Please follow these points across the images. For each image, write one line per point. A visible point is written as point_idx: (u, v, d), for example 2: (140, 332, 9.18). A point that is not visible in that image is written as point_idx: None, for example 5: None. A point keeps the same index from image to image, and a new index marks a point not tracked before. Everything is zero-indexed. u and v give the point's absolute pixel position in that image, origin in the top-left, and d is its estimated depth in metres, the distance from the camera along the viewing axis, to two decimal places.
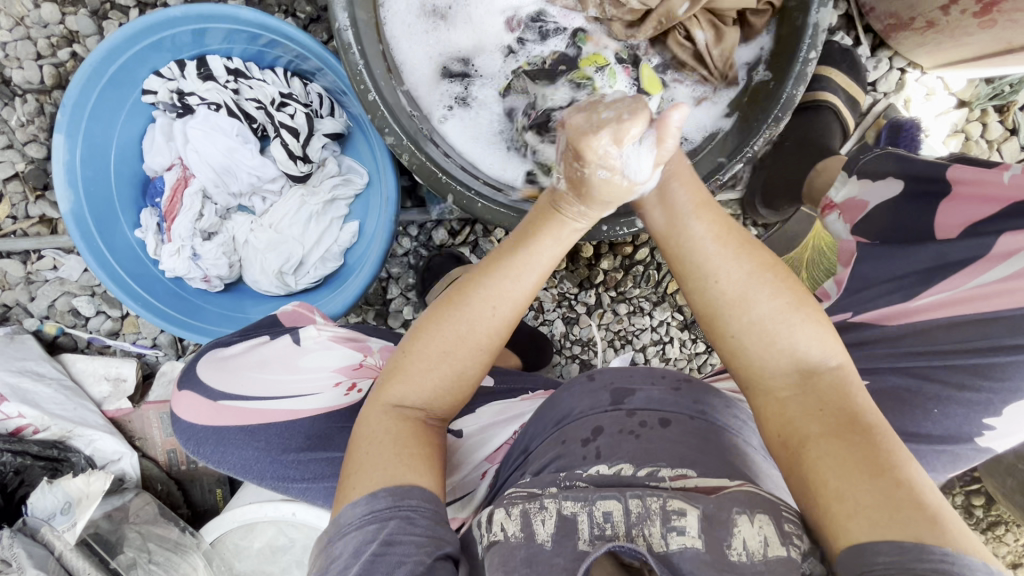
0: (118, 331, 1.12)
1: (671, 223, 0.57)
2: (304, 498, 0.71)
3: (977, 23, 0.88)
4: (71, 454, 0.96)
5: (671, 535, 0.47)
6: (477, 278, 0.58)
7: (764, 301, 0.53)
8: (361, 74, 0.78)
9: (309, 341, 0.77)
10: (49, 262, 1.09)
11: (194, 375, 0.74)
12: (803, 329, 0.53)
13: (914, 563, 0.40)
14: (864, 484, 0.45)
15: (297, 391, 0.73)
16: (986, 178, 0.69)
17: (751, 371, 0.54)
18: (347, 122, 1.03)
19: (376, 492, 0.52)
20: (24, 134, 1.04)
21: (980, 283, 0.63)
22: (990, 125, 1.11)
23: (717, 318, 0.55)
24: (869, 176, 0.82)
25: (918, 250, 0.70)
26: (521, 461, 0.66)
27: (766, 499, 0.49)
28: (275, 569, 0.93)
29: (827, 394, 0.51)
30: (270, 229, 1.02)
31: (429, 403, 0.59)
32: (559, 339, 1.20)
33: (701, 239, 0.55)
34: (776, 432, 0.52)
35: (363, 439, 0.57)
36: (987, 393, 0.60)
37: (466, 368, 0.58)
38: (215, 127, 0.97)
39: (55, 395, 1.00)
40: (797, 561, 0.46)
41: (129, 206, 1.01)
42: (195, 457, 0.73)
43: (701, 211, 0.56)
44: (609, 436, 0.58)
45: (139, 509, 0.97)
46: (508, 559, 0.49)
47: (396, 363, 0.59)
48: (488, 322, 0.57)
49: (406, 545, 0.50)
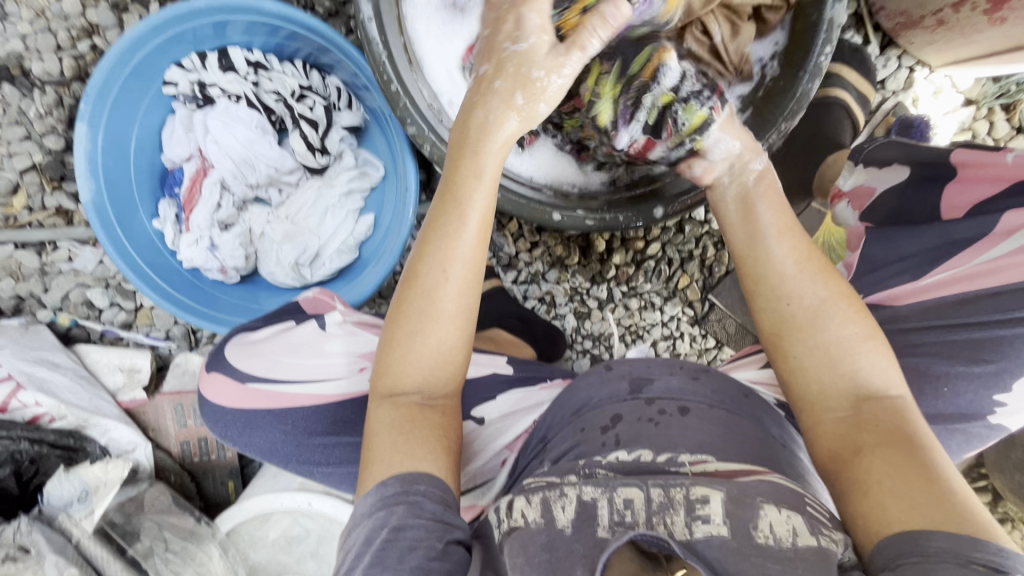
0: (131, 322, 1.13)
1: (752, 245, 0.64)
2: (329, 483, 0.71)
3: (986, 20, 0.89)
4: (86, 443, 0.96)
5: (695, 523, 0.48)
6: (418, 255, 0.60)
7: (834, 326, 0.58)
8: (384, 65, 0.80)
9: (334, 327, 0.76)
10: (64, 254, 1.09)
11: (223, 357, 0.74)
12: (868, 358, 0.57)
13: (968, 552, 0.43)
14: (921, 490, 0.48)
15: (322, 377, 0.72)
16: (991, 159, 0.71)
17: (812, 394, 0.58)
18: (364, 115, 1.04)
19: (385, 480, 0.54)
20: (42, 125, 1.05)
21: (991, 257, 0.65)
22: (996, 124, 1.14)
23: (780, 336, 0.60)
24: (875, 164, 0.82)
25: (927, 231, 0.71)
26: (540, 448, 0.67)
27: (792, 490, 0.51)
28: (291, 559, 0.94)
29: (886, 419, 0.55)
30: (287, 221, 1.03)
31: (424, 386, 0.59)
32: (571, 333, 1.21)
33: (782, 258, 0.62)
34: (827, 448, 0.56)
35: (372, 431, 0.58)
36: (998, 369, 0.61)
37: (446, 337, 0.59)
38: (235, 118, 0.97)
39: (71, 384, 0.99)
40: (831, 550, 0.46)
41: (147, 197, 1.01)
42: (222, 441, 0.74)
43: (785, 235, 0.63)
44: (628, 423, 0.59)
45: (153, 499, 0.96)
46: (528, 546, 0.48)
47: (384, 353, 0.60)
48: (446, 283, 0.59)
49: (416, 530, 0.51)
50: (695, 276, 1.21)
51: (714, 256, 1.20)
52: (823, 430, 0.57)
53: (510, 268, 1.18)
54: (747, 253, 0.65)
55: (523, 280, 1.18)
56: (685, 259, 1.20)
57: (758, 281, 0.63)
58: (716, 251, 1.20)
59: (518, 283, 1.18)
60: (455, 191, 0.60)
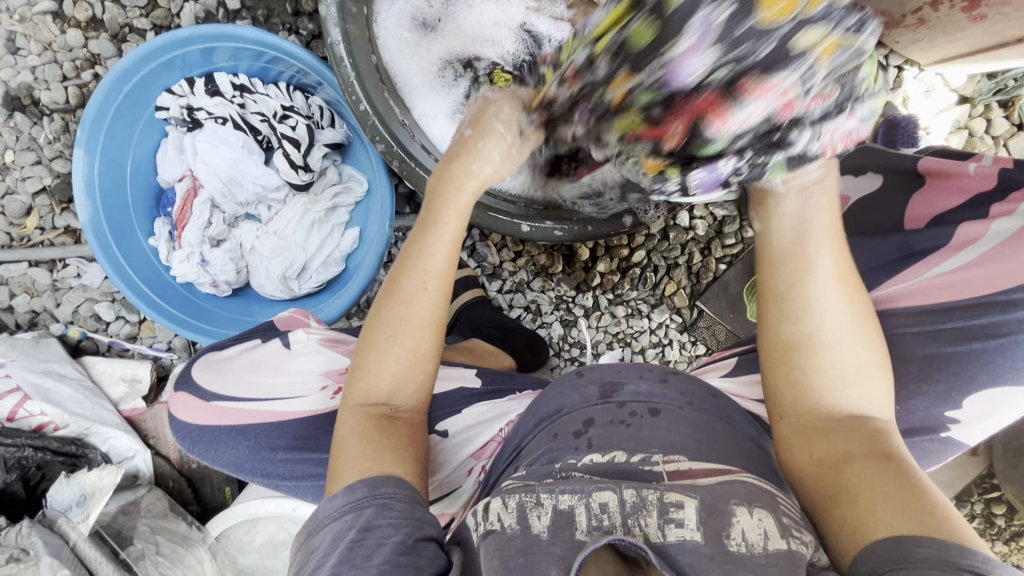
0: (136, 334, 1.19)
1: (790, 251, 0.56)
2: (294, 495, 0.74)
3: (967, 17, 0.86)
4: (88, 450, 1.01)
5: (668, 526, 0.47)
6: (399, 268, 0.63)
7: (852, 350, 0.55)
8: (353, 86, 0.82)
9: (298, 345, 0.79)
10: (73, 270, 1.16)
11: (190, 377, 0.78)
12: (874, 384, 0.55)
13: (954, 558, 0.43)
14: (911, 499, 0.48)
15: (285, 395, 0.75)
16: (954, 168, 0.70)
17: (797, 404, 0.57)
18: (347, 132, 1.07)
19: (353, 484, 0.55)
20: (52, 150, 1.12)
21: (943, 270, 0.63)
22: (994, 121, 1.10)
23: (787, 347, 0.56)
24: (852, 170, 0.80)
25: (885, 243, 0.70)
26: (513, 457, 0.67)
27: (764, 490, 0.52)
28: (277, 563, 0.98)
29: (870, 432, 0.54)
30: (275, 236, 1.07)
31: (392, 396, 0.62)
32: (558, 341, 1.22)
33: (827, 273, 0.55)
34: (810, 454, 0.55)
35: (339, 442, 0.60)
36: (947, 385, 0.58)
37: (417, 348, 0.62)
38: (222, 139, 1.01)
39: (74, 395, 1.05)
40: (799, 551, 0.47)
41: (143, 216, 1.06)
42: (190, 453, 0.77)
43: (833, 249, 0.56)
44: (600, 426, 0.60)
45: (150, 504, 1.00)
46: (504, 548, 0.48)
47: (359, 360, 0.63)
48: (423, 295, 0.62)
49: (384, 528, 0.52)
50: (681, 283, 1.20)
51: (702, 262, 1.19)
52: (803, 435, 0.56)
53: (495, 278, 1.20)
54: (782, 281, 0.56)
55: (508, 289, 1.20)
56: (671, 266, 1.20)
57: (785, 289, 0.56)
58: (703, 257, 1.19)
59: (503, 292, 1.20)
60: (435, 212, 0.64)
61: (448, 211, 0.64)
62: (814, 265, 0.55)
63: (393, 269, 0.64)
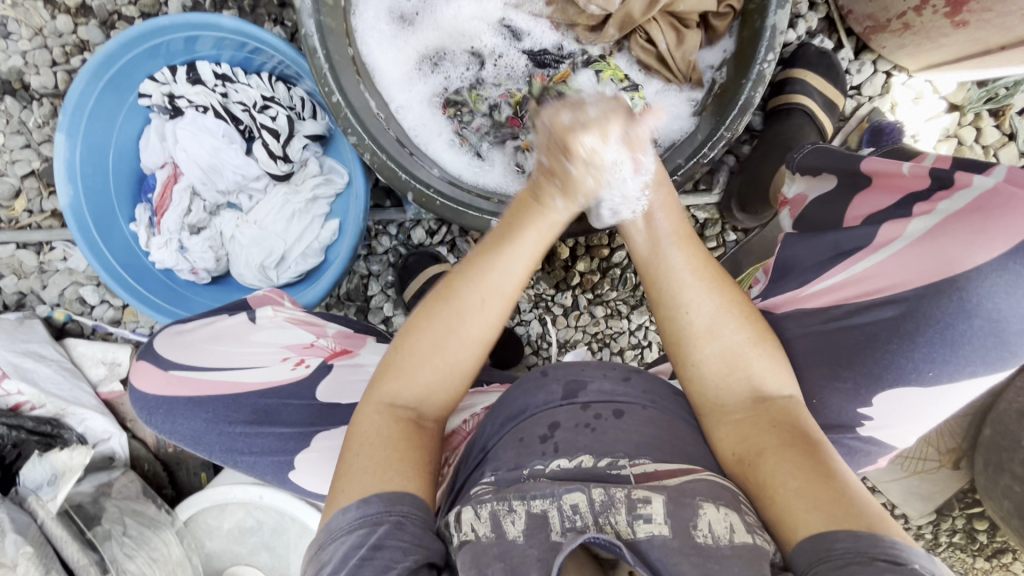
0: (120, 319, 1.20)
1: (654, 254, 0.61)
2: (252, 471, 0.74)
3: (950, 23, 0.85)
4: (63, 430, 1.03)
5: (637, 523, 0.47)
6: (460, 272, 0.60)
7: (729, 334, 0.59)
8: (325, 77, 0.80)
9: (264, 320, 0.83)
10: (60, 253, 1.18)
11: (151, 349, 0.77)
12: (757, 361, 0.60)
13: (868, 549, 0.44)
14: (823, 488, 0.50)
15: (245, 364, 0.77)
16: (891, 168, 0.67)
17: (706, 396, 0.60)
18: (328, 124, 1.08)
19: (368, 497, 0.52)
20: (41, 134, 1.14)
21: (861, 268, 0.64)
22: (984, 130, 1.08)
23: (678, 344, 0.60)
24: (810, 170, 0.78)
25: (821, 241, 0.69)
26: (480, 459, 0.63)
27: (727, 488, 0.52)
28: (243, 549, 0.98)
29: (778, 417, 0.57)
30: (255, 226, 1.07)
31: (420, 400, 0.60)
32: (536, 339, 1.22)
33: (680, 267, 0.60)
34: (730, 451, 0.57)
35: (357, 439, 0.57)
36: (855, 384, 0.63)
37: (458, 361, 0.60)
38: (202, 127, 1.03)
39: (54, 375, 1.07)
40: (765, 547, 0.46)
41: (125, 201, 1.07)
42: (148, 425, 0.76)
43: (684, 243, 0.61)
44: (565, 430, 0.58)
45: (123, 486, 1.03)
46: (481, 557, 0.47)
47: (391, 358, 0.60)
48: (481, 314, 0.59)
49: (394, 551, 0.49)
50: None
51: None
52: (726, 432, 0.58)
53: None
54: (655, 288, 0.61)
55: None
56: None
57: (658, 294, 0.61)
58: None
59: None
60: (515, 233, 0.59)
61: (528, 230, 0.59)
62: (666, 264, 0.60)
63: (455, 269, 0.61)
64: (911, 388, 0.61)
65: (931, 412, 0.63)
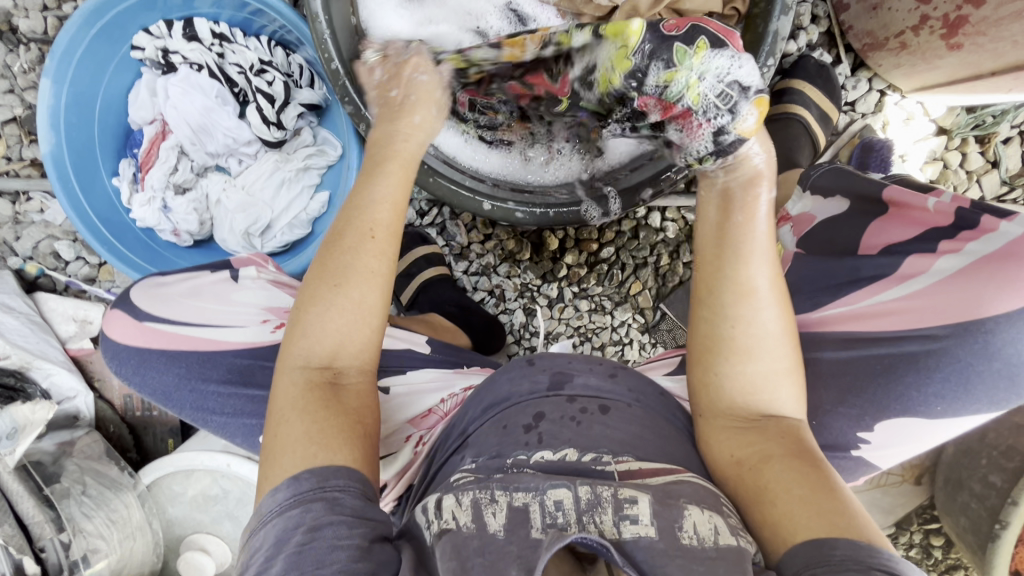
0: (95, 277, 1.17)
1: (722, 260, 0.59)
2: (223, 434, 0.74)
3: (945, 45, 0.87)
4: (26, 385, 0.99)
5: (623, 523, 0.47)
6: (334, 231, 0.61)
7: (770, 359, 0.58)
8: (326, 44, 0.80)
9: (247, 281, 0.79)
10: (37, 204, 1.14)
11: (127, 297, 0.76)
12: (785, 384, 0.58)
13: (866, 558, 0.44)
14: (826, 499, 0.50)
15: (223, 322, 0.75)
16: (915, 202, 0.69)
17: (716, 403, 0.60)
18: (325, 95, 1.06)
19: (298, 473, 0.52)
20: (25, 80, 1.10)
21: (881, 299, 0.66)
22: (969, 156, 1.11)
23: (708, 354, 0.60)
24: (821, 192, 0.80)
25: (840, 263, 0.72)
26: (460, 444, 0.64)
27: (708, 490, 0.52)
28: (206, 518, 0.97)
29: (785, 433, 0.57)
30: (242, 191, 1.05)
31: (336, 354, 0.59)
32: (519, 329, 1.22)
33: (757, 287, 0.58)
34: (728, 455, 0.57)
35: (275, 413, 0.57)
36: (862, 410, 0.64)
37: (366, 296, 0.59)
38: (196, 86, 1.00)
39: (20, 327, 1.04)
40: (746, 548, 0.47)
41: (110, 155, 1.05)
42: (117, 375, 0.76)
43: (769, 263, 0.59)
44: (550, 421, 0.59)
45: (86, 445, 1.00)
46: (462, 548, 0.45)
47: (295, 324, 0.60)
48: (368, 244, 0.60)
49: (337, 527, 0.49)
50: (647, 284, 1.20)
51: (669, 265, 1.19)
52: (727, 436, 0.58)
53: (462, 258, 1.21)
54: (723, 304, 0.59)
55: (474, 271, 1.21)
56: (639, 266, 1.19)
57: (710, 296, 0.59)
58: (670, 261, 1.19)
59: (469, 274, 1.21)
60: (368, 176, 0.62)
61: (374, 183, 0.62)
62: (754, 291, 0.58)
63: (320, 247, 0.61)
64: (916, 418, 0.62)
65: (927, 439, 0.64)
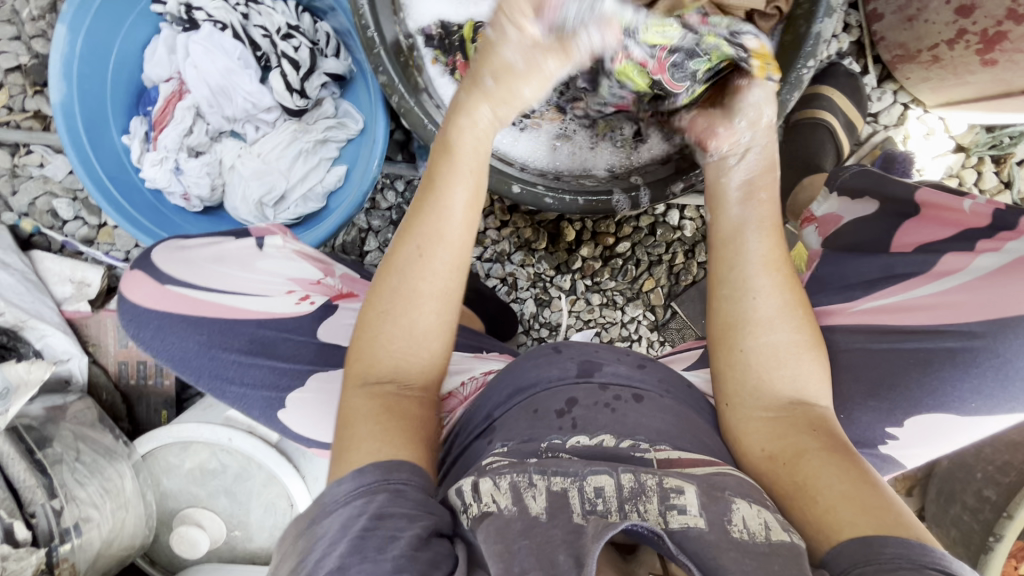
0: (93, 239, 1.12)
1: (734, 236, 0.63)
2: (236, 406, 0.71)
3: (979, 61, 0.87)
4: (20, 343, 0.97)
5: (671, 513, 0.44)
6: (403, 233, 0.59)
7: (782, 333, 0.58)
8: (363, 10, 0.78)
9: (272, 249, 0.77)
10: (36, 158, 1.09)
11: (148, 259, 0.74)
12: (808, 366, 0.58)
13: (919, 557, 0.42)
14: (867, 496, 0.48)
15: (246, 291, 0.73)
16: (949, 203, 0.70)
17: (744, 393, 0.59)
18: (350, 66, 1.03)
19: (363, 467, 0.49)
20: (33, 28, 1.06)
21: (912, 295, 0.66)
22: (985, 174, 1.12)
23: (727, 332, 0.60)
24: (848, 193, 0.80)
25: (869, 261, 0.72)
26: (484, 427, 0.62)
27: (751, 484, 0.50)
28: (202, 492, 0.91)
29: (816, 426, 0.56)
30: (258, 158, 1.02)
31: (397, 373, 0.58)
32: (528, 319, 1.21)
33: (753, 256, 0.60)
34: (760, 449, 0.56)
35: (344, 420, 0.55)
36: (891, 405, 0.63)
37: (428, 319, 0.58)
38: (217, 45, 0.97)
39: (14, 284, 1.00)
40: (799, 544, 0.44)
41: (120, 112, 1.01)
42: (134, 340, 0.74)
43: (767, 234, 0.61)
44: (584, 407, 0.57)
45: (77, 411, 0.96)
46: (504, 531, 0.43)
47: (359, 335, 0.59)
48: (427, 264, 0.58)
49: (398, 518, 0.45)
50: (660, 281, 1.19)
51: (683, 264, 1.19)
52: (759, 428, 0.57)
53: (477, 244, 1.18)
54: (720, 280, 0.61)
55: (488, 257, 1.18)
56: (654, 262, 1.19)
57: (727, 270, 0.61)
58: (685, 259, 1.18)
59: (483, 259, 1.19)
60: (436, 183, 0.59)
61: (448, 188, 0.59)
62: (744, 251, 0.61)
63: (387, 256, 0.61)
64: (949, 415, 0.62)
65: (955, 439, 0.63)
